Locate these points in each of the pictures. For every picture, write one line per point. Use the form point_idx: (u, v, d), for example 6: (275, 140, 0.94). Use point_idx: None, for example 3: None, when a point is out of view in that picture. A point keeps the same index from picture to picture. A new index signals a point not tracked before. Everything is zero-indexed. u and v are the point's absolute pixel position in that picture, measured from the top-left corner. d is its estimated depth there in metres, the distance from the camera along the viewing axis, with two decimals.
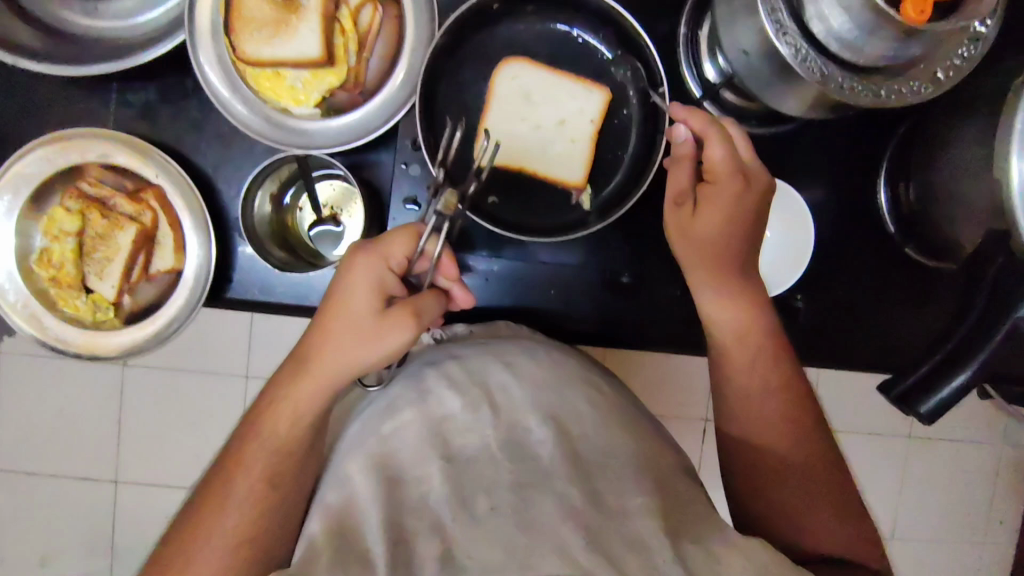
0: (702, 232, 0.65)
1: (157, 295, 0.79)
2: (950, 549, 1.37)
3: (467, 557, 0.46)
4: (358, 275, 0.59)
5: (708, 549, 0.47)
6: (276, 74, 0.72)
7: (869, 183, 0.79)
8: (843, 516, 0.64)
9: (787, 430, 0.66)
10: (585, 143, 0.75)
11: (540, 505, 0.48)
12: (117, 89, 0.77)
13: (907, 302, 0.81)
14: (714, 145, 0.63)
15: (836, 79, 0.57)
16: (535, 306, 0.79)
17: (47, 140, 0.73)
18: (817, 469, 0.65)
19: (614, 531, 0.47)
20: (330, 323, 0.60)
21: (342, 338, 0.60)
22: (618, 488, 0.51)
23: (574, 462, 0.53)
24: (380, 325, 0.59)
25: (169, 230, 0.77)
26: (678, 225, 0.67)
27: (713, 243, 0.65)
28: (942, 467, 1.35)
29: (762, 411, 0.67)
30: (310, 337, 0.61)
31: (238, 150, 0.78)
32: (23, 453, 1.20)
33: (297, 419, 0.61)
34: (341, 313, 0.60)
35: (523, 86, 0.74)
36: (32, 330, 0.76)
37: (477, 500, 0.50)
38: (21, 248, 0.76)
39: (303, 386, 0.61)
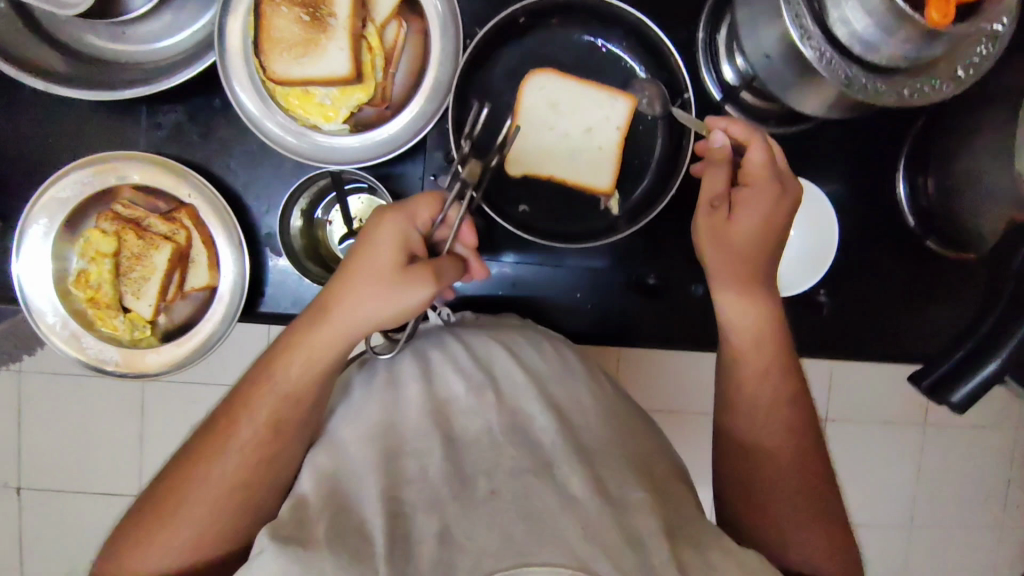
0: (740, 236, 0.66)
1: (192, 312, 0.81)
2: (967, 536, 1.38)
3: (465, 539, 0.45)
4: (385, 228, 0.60)
5: (706, 556, 0.48)
6: (306, 91, 0.74)
7: (887, 178, 0.81)
8: (826, 537, 0.62)
9: (786, 440, 0.66)
10: (612, 150, 0.76)
11: (536, 490, 0.49)
12: (148, 111, 0.79)
13: (926, 296, 0.83)
14: (756, 146, 0.65)
15: (860, 80, 0.58)
16: (557, 310, 0.82)
17: (82, 164, 0.75)
18: (805, 485, 0.64)
19: (617, 517, 0.48)
20: (352, 272, 0.60)
21: (363, 289, 0.59)
22: (617, 480, 0.52)
23: (576, 451, 0.54)
24: (402, 277, 0.59)
25: (203, 248, 0.78)
26: (714, 230, 0.68)
27: (752, 248, 0.66)
28: (959, 455, 1.36)
29: (766, 416, 0.67)
30: (331, 291, 0.60)
31: (268, 167, 0.80)
32: (49, 471, 1.21)
33: (309, 365, 0.59)
34: (364, 262, 0.59)
35: (550, 95, 0.75)
36: (73, 350, 0.78)
37: (477, 483, 0.49)
38: (58, 271, 0.78)
39: (317, 334, 0.60)
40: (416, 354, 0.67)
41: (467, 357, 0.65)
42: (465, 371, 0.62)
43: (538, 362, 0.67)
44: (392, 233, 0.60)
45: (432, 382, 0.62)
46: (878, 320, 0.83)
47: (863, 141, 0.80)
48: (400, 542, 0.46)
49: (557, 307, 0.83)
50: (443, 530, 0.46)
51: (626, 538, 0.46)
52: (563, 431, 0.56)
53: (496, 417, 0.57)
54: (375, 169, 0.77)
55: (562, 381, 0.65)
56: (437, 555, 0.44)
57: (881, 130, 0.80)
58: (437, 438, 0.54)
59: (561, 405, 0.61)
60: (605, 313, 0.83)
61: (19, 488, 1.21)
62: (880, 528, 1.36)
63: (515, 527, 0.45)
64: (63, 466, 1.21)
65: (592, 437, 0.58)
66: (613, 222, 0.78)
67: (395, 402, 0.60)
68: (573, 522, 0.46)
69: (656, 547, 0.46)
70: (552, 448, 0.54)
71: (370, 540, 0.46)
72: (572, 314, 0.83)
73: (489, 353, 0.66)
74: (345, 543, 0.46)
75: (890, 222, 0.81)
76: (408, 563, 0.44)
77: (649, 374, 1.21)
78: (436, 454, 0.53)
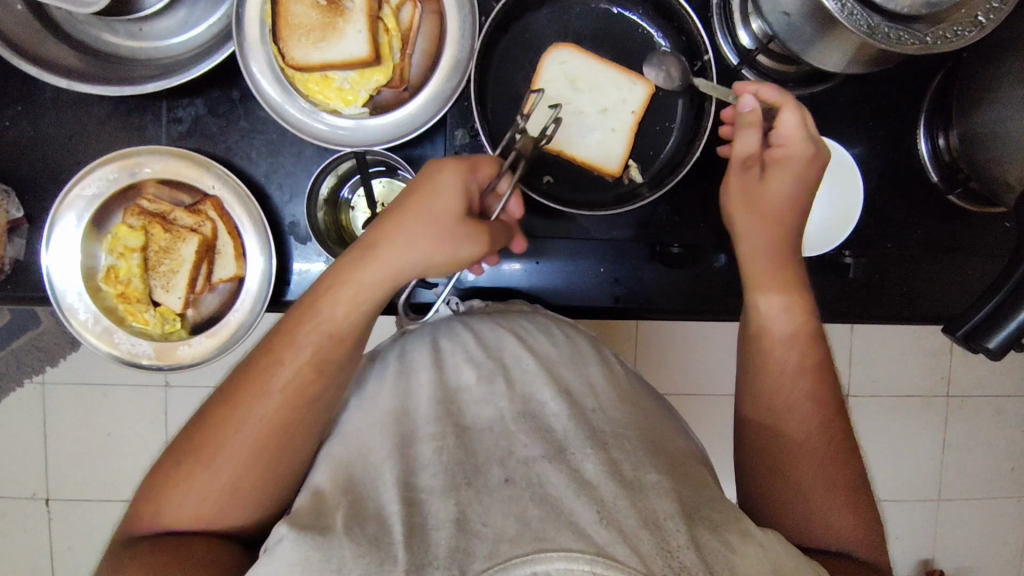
0: (773, 199, 0.68)
1: (220, 303, 0.81)
2: (994, 505, 1.37)
3: (481, 523, 0.46)
4: (447, 174, 0.60)
5: (724, 540, 0.48)
6: (325, 77, 0.74)
7: (908, 135, 0.81)
8: (850, 513, 0.59)
9: (808, 411, 0.62)
10: (624, 133, 0.76)
11: (551, 477, 0.49)
12: (167, 105, 0.79)
13: (950, 253, 0.83)
14: (790, 114, 0.66)
15: (881, 29, 0.58)
16: (581, 284, 0.83)
17: (108, 160, 0.76)
18: (830, 458, 0.61)
19: (634, 498, 0.48)
20: (410, 211, 0.59)
21: (420, 231, 0.58)
22: (632, 458, 0.52)
23: (588, 432, 0.54)
24: (461, 227, 0.60)
25: (229, 238, 0.79)
26: (749, 193, 0.69)
27: (785, 209, 0.68)
28: (984, 423, 1.35)
29: (786, 388, 0.63)
30: (387, 227, 0.59)
31: (288, 155, 0.81)
32: (76, 478, 1.21)
33: (355, 309, 0.58)
34: (424, 203, 0.59)
35: (569, 73, 0.75)
36: (105, 346, 0.78)
37: (490, 471, 0.50)
38: (88, 268, 0.78)
39: (364, 272, 0.58)
40: (427, 342, 0.69)
41: (477, 346, 0.66)
42: (475, 360, 0.63)
43: (547, 348, 0.67)
44: (457, 179, 0.60)
45: (442, 370, 0.63)
46: (909, 278, 0.82)
47: (879, 99, 0.80)
48: (418, 526, 0.47)
49: (579, 282, 0.83)
50: (459, 515, 0.47)
51: (643, 522, 0.46)
52: (573, 413, 0.56)
53: (506, 403, 0.57)
54: (396, 151, 0.78)
55: (573, 363, 0.65)
56: (453, 538, 0.45)
57: (896, 89, 0.80)
58: (449, 424, 0.55)
59: (576, 387, 0.61)
60: (633, 286, 0.83)
61: (48, 497, 1.21)
62: (907, 501, 1.35)
63: (531, 512, 0.46)
64: (90, 471, 1.21)
65: (611, 415, 0.58)
66: (638, 190, 0.79)
67: (406, 389, 0.61)
68: (589, 506, 0.46)
69: (673, 530, 0.46)
70: (563, 432, 0.54)
71: (387, 525, 0.47)
72: (598, 291, 0.83)
73: (498, 341, 0.67)
74: (364, 529, 0.47)
75: (913, 178, 0.81)
76: (425, 549, 0.44)
77: (669, 352, 1.21)
78: (448, 439, 0.54)
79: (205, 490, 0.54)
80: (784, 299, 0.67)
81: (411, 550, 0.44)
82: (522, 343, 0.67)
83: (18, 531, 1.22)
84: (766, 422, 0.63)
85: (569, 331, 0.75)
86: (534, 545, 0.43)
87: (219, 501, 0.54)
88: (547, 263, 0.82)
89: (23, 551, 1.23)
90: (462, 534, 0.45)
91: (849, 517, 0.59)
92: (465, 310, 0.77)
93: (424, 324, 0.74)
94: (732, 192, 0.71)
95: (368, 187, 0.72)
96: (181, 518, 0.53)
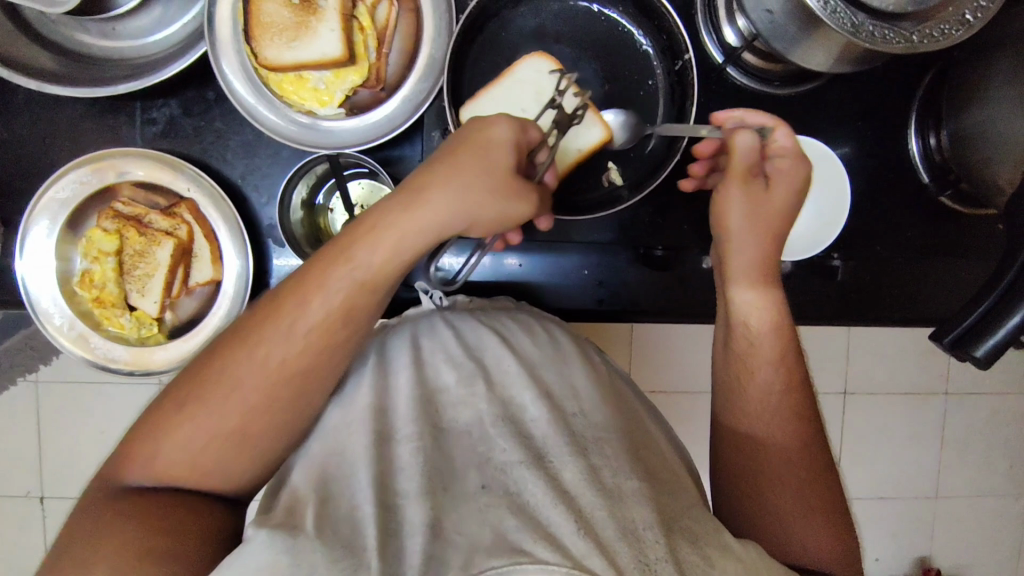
0: (777, 207, 0.64)
1: (198, 307, 0.80)
2: (992, 503, 1.36)
3: (456, 533, 0.45)
4: (500, 128, 0.57)
5: (704, 554, 0.46)
6: (299, 77, 0.73)
7: (898, 133, 0.79)
8: (828, 533, 0.58)
9: (785, 427, 0.62)
10: (560, 161, 0.72)
11: (528, 484, 0.47)
12: (142, 106, 0.78)
13: (942, 256, 0.81)
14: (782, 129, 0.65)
15: (865, 26, 0.56)
16: (565, 286, 0.82)
17: (80, 163, 0.75)
18: (806, 477, 0.60)
19: (611, 507, 0.46)
20: (460, 160, 0.55)
21: (478, 176, 0.55)
22: (611, 463, 0.51)
23: (568, 436, 0.53)
24: (512, 184, 0.57)
25: (205, 241, 0.78)
26: (754, 203, 0.64)
27: (784, 218, 0.64)
28: (981, 419, 1.33)
29: (764, 399, 0.63)
30: (438, 170, 0.55)
31: (266, 156, 0.79)
32: (69, 478, 1.21)
33: (394, 258, 0.55)
34: (478, 153, 0.55)
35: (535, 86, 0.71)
36: (81, 351, 0.77)
37: (467, 478, 0.49)
38: (62, 272, 0.77)
39: (405, 224, 0.54)
40: (406, 339, 0.67)
41: (458, 345, 0.64)
42: (456, 360, 0.62)
43: (529, 348, 0.66)
44: (511, 131, 0.57)
45: (421, 370, 0.61)
46: (901, 281, 0.81)
47: (868, 98, 0.78)
48: (392, 533, 0.45)
49: (563, 284, 0.82)
50: (432, 523, 0.45)
51: (622, 531, 0.44)
52: (554, 418, 0.55)
53: (486, 405, 0.56)
54: (374, 152, 0.76)
55: (555, 365, 0.64)
56: (427, 548, 0.43)
57: (885, 86, 0.78)
58: (427, 427, 0.55)
59: (556, 390, 0.59)
60: (619, 288, 0.82)
61: (43, 497, 1.21)
62: (905, 498, 1.33)
63: (508, 521, 0.45)
64: (83, 471, 1.21)
65: (592, 419, 0.57)
66: (618, 193, 0.77)
67: (384, 388, 0.60)
68: (566, 516, 0.44)
69: (653, 542, 0.44)
70: (541, 438, 0.53)
71: (361, 530, 0.46)
72: (583, 293, 0.82)
73: (480, 340, 0.65)
74: (338, 535, 0.46)
75: (902, 179, 0.79)
76: (400, 560, 0.43)
77: (661, 352, 1.20)
78: (423, 444, 0.52)
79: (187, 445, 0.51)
80: (759, 294, 0.65)
81: (385, 559, 0.43)
82: (503, 342, 0.65)
83: (12, 531, 1.22)
84: (738, 436, 0.64)
85: (552, 329, 0.74)
86: (509, 557, 0.41)
87: (201, 475, 0.52)
88: (533, 264, 0.81)
89: (18, 551, 1.23)
90: (436, 544, 0.43)
91: (828, 538, 0.58)
92: (449, 306, 0.74)
93: (403, 319, 0.73)
94: (737, 207, 0.64)
95: (344, 191, 0.70)
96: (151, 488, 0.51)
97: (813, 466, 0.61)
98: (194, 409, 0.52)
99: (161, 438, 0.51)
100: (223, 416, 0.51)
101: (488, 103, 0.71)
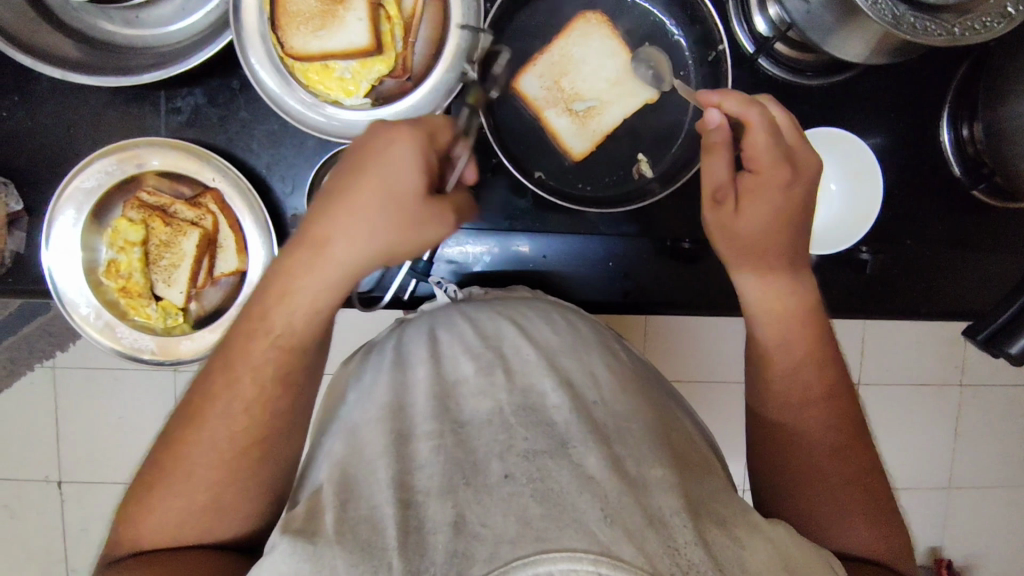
0: (744, 228, 0.63)
1: (223, 298, 0.81)
2: (1002, 496, 1.35)
3: (481, 524, 0.44)
4: (397, 153, 0.55)
5: (733, 535, 0.47)
6: (325, 66, 0.73)
7: (930, 124, 0.78)
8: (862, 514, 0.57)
9: (809, 416, 0.61)
10: (600, 125, 0.76)
11: (553, 471, 0.48)
12: (166, 95, 0.78)
13: (976, 250, 0.80)
14: (760, 143, 0.61)
15: (908, 18, 0.55)
16: (588, 277, 0.81)
17: (106, 152, 0.74)
18: (844, 456, 0.60)
19: (635, 496, 0.47)
20: (362, 199, 0.55)
21: (376, 217, 0.55)
22: (635, 454, 0.51)
23: (595, 425, 0.53)
24: (424, 208, 0.56)
25: (230, 231, 0.78)
26: (722, 224, 0.65)
27: (760, 236, 0.63)
28: (996, 413, 1.32)
29: (795, 388, 0.63)
30: (334, 218, 0.56)
31: (291, 146, 0.79)
32: (85, 463, 1.21)
33: (316, 294, 0.56)
34: (380, 187, 0.55)
35: (551, 57, 0.75)
36: (108, 341, 0.77)
37: (490, 466, 0.48)
38: (88, 261, 0.78)
39: (317, 271, 0.56)
40: (424, 335, 0.69)
41: (474, 335, 0.66)
42: (474, 352, 0.62)
43: (548, 337, 0.66)
44: (409, 155, 0.55)
45: (439, 363, 0.63)
46: (929, 276, 0.80)
47: (900, 89, 0.77)
48: (414, 531, 0.45)
49: (586, 276, 0.82)
50: (456, 516, 0.45)
51: (648, 519, 0.45)
52: (574, 404, 0.55)
53: (507, 395, 0.56)
54: None
55: (574, 352, 0.64)
56: (451, 543, 0.44)
57: (916, 74, 0.76)
58: (447, 420, 0.54)
59: (577, 377, 0.60)
60: (643, 281, 0.82)
61: (60, 481, 1.21)
62: (915, 489, 1.33)
63: (532, 511, 0.44)
64: (100, 457, 1.21)
65: (613, 408, 0.57)
66: (648, 186, 0.77)
67: (402, 385, 0.61)
68: (593, 504, 0.45)
69: (679, 527, 0.45)
70: (563, 427, 0.52)
71: (381, 528, 0.46)
72: (608, 286, 0.82)
73: (496, 330, 0.66)
74: (356, 536, 0.46)
75: (935, 172, 0.78)
76: (421, 555, 0.43)
77: (677, 342, 1.19)
78: (444, 439, 0.52)
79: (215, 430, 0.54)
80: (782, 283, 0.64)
81: (406, 557, 0.43)
82: (520, 331, 0.66)
83: (30, 515, 1.22)
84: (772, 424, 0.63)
85: (572, 317, 0.74)
86: (535, 546, 0.42)
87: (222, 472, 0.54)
88: (557, 256, 0.81)
89: (33, 535, 1.23)
90: (460, 539, 0.44)
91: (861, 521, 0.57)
92: (464, 298, 0.75)
93: (425, 313, 0.74)
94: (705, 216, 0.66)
95: None
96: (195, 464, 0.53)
97: (841, 447, 0.60)
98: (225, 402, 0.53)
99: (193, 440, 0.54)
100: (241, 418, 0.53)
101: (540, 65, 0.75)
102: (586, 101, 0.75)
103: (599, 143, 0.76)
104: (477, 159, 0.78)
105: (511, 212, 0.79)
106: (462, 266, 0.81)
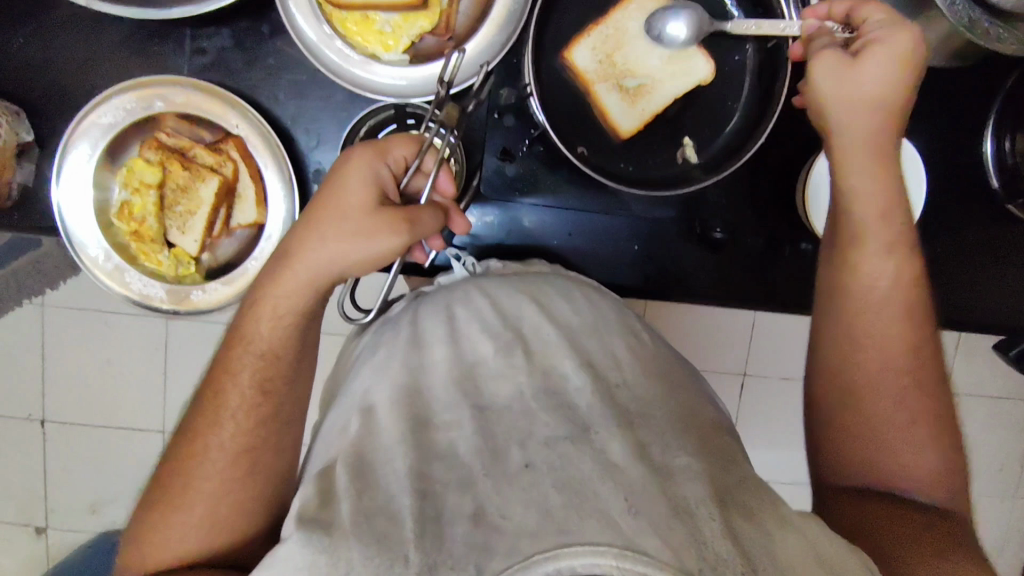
0: (863, 85, 0.58)
1: (237, 250, 0.79)
2: (995, 507, 1.34)
3: (501, 515, 0.43)
4: (351, 168, 0.57)
5: (761, 526, 0.45)
6: (365, 17, 0.71)
7: (972, 133, 0.77)
8: (929, 444, 0.58)
9: (881, 332, 0.59)
10: (651, 103, 0.74)
11: (574, 459, 0.46)
12: (192, 34, 0.74)
13: (995, 260, 0.79)
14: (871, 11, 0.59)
15: (981, 22, 0.54)
16: (617, 259, 0.80)
17: (126, 88, 0.71)
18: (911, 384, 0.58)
19: (660, 487, 0.45)
20: (317, 214, 0.57)
21: (326, 229, 0.56)
22: (659, 443, 0.50)
23: (618, 412, 0.52)
24: (371, 219, 0.55)
25: (250, 181, 0.75)
26: (840, 78, 0.58)
27: (879, 95, 0.58)
28: (998, 424, 1.30)
29: (871, 328, 0.59)
30: (298, 235, 0.57)
31: (318, 99, 0.76)
32: (70, 406, 1.18)
33: (315, 273, 0.57)
34: (332, 202, 0.57)
35: (605, 29, 0.73)
36: (116, 285, 0.75)
37: (510, 454, 0.47)
38: (101, 202, 0.75)
39: (284, 277, 0.57)
40: (443, 310, 0.65)
41: (494, 312, 0.63)
42: (494, 330, 0.60)
43: (570, 315, 0.63)
44: (358, 172, 0.57)
45: (458, 341, 0.60)
46: (946, 284, 0.79)
47: (944, 91, 0.76)
48: (431, 521, 0.44)
49: (612, 257, 0.80)
50: (475, 507, 0.44)
51: (674, 510, 0.43)
52: (598, 388, 0.54)
53: (526, 379, 0.55)
54: None
55: (598, 333, 0.62)
56: (469, 534, 0.42)
57: (964, 78, 0.75)
58: (465, 402, 0.53)
59: (600, 360, 0.58)
60: (668, 267, 0.80)
61: (44, 421, 1.19)
62: None
63: (553, 501, 0.43)
64: (88, 401, 1.18)
65: (636, 392, 0.56)
66: (690, 170, 0.76)
67: (419, 362, 0.59)
68: (616, 493, 0.43)
69: (705, 517, 0.43)
70: (584, 408, 0.51)
71: (398, 519, 0.44)
72: (631, 271, 0.80)
73: (520, 309, 0.63)
74: (372, 527, 0.45)
75: (971, 179, 0.78)
76: (438, 548, 0.42)
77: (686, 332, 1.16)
78: (465, 425, 0.51)
79: (234, 409, 0.56)
80: (882, 178, 0.60)
81: (423, 549, 0.42)
82: (544, 311, 0.63)
83: (11, 453, 1.20)
84: (837, 359, 0.61)
85: (593, 296, 0.70)
86: (557, 539, 0.40)
87: (236, 454, 0.55)
88: (582, 236, 0.79)
89: (12, 472, 1.21)
90: (479, 530, 0.42)
91: (925, 455, 0.57)
92: (485, 273, 0.72)
93: (442, 289, 0.71)
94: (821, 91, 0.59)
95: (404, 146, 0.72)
96: (215, 442, 0.55)
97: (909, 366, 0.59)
98: (245, 387, 0.56)
99: (218, 422, 0.56)
100: (256, 399, 0.57)
101: (589, 42, 0.73)
102: (637, 79, 0.74)
103: (648, 122, 0.74)
104: (514, 128, 0.76)
105: (539, 186, 0.78)
106: (481, 240, 0.79)
